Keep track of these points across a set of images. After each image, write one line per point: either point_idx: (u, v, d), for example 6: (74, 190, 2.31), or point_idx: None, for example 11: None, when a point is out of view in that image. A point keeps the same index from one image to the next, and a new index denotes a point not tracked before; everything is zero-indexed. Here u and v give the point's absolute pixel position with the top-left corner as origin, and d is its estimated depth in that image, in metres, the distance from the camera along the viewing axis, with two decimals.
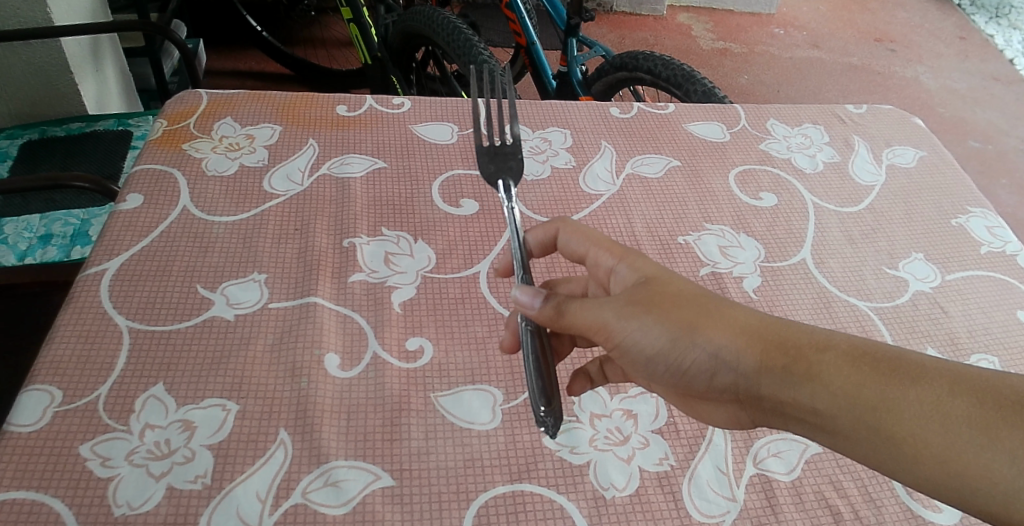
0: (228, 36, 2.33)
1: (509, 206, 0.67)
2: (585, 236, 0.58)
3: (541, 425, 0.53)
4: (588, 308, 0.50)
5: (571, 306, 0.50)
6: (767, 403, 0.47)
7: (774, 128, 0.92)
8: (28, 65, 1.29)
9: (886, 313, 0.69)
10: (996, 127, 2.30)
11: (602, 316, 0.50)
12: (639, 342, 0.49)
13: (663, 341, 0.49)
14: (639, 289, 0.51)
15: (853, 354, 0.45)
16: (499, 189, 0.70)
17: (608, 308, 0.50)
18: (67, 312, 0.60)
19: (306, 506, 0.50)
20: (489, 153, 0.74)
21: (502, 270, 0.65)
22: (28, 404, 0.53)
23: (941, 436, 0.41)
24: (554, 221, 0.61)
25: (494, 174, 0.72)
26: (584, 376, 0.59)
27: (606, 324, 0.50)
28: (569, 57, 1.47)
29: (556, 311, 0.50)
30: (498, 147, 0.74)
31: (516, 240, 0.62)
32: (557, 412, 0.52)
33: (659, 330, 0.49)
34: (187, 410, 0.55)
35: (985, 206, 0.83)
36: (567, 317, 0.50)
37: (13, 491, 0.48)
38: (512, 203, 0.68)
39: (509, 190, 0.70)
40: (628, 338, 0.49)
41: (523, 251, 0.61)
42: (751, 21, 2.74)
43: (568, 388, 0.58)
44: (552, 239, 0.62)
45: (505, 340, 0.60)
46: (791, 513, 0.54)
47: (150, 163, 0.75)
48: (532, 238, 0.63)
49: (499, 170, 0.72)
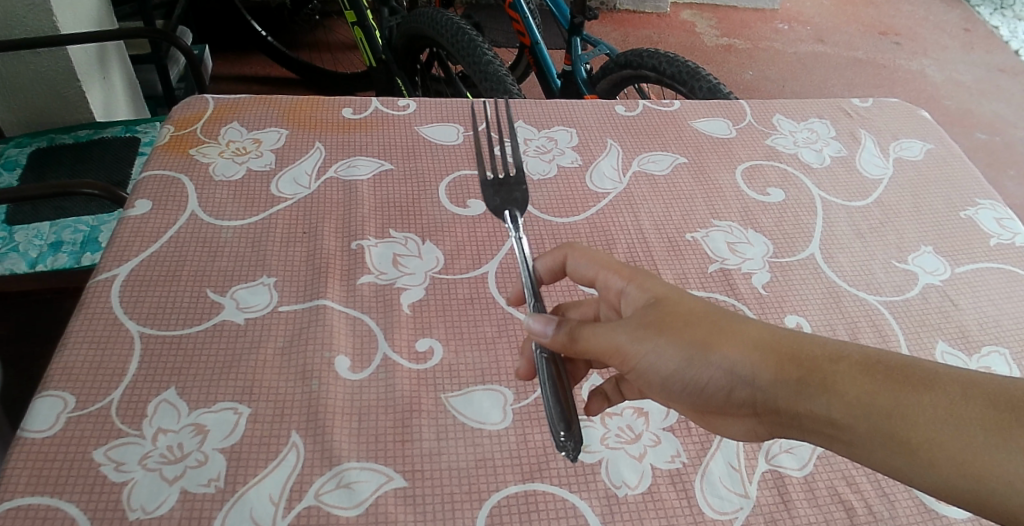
0: (233, 42, 2.34)
1: (516, 238, 0.69)
2: (593, 259, 0.58)
3: (563, 450, 0.54)
4: (601, 333, 0.50)
5: (584, 331, 0.50)
6: (785, 416, 0.47)
7: (781, 123, 0.91)
8: (37, 74, 1.30)
9: (896, 307, 0.69)
10: (1003, 119, 2.28)
11: (616, 339, 0.49)
12: (654, 364, 0.49)
13: (678, 361, 0.48)
14: (649, 310, 0.50)
15: (866, 363, 0.44)
16: (506, 219, 0.72)
17: (622, 332, 0.49)
18: (78, 320, 0.60)
19: (319, 508, 0.50)
20: (494, 186, 0.77)
21: (514, 298, 0.64)
22: (41, 409, 0.53)
23: (956, 439, 0.41)
24: (561, 247, 0.61)
25: (500, 205, 0.74)
26: (601, 395, 0.57)
27: (620, 347, 0.49)
28: (575, 55, 1.46)
29: (569, 337, 0.50)
30: (503, 178, 0.77)
31: (528, 272, 0.63)
32: (577, 436, 0.53)
33: (673, 350, 0.48)
34: (200, 414, 0.55)
35: (994, 198, 0.83)
36: (580, 343, 0.50)
37: (29, 497, 0.49)
38: (518, 232, 0.71)
39: (515, 220, 0.72)
40: (643, 360, 0.49)
41: (534, 279, 0.62)
42: (755, 17, 2.74)
43: (587, 409, 0.57)
44: (561, 265, 0.61)
45: (519, 368, 0.58)
46: (804, 509, 0.54)
47: (158, 169, 0.75)
48: (540, 265, 0.62)
49: (504, 202, 0.74)
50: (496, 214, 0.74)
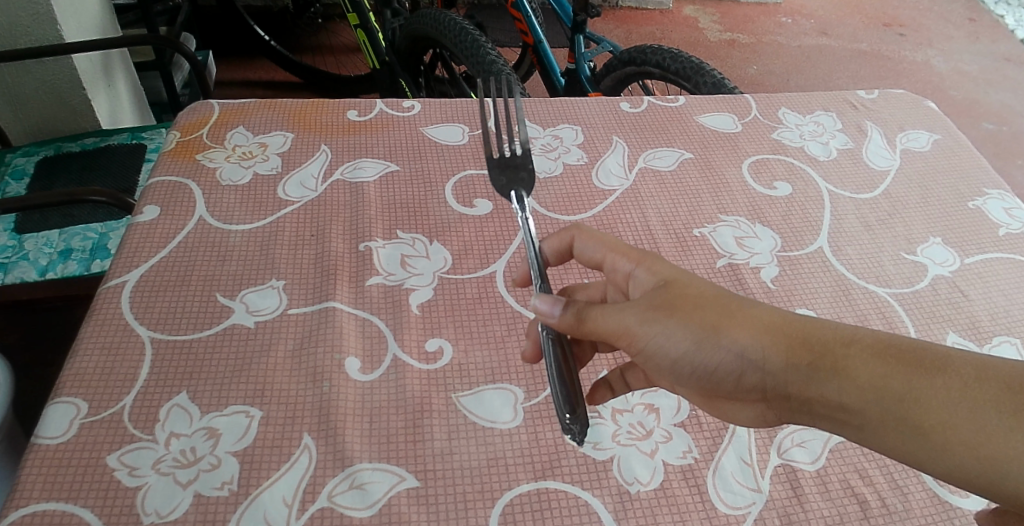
0: (237, 47, 2.34)
1: (522, 216, 0.68)
2: (600, 241, 0.58)
3: (568, 433, 0.52)
4: (610, 314, 0.50)
5: (592, 312, 0.50)
6: (795, 401, 0.46)
7: (786, 116, 0.91)
8: (43, 83, 1.31)
9: (906, 299, 0.69)
10: (1010, 108, 2.27)
11: (625, 321, 0.49)
12: (663, 347, 0.49)
13: (687, 344, 0.48)
14: (659, 292, 0.50)
15: (877, 347, 0.44)
16: (511, 200, 0.72)
17: (631, 314, 0.49)
18: (89, 326, 0.60)
19: (332, 509, 0.51)
20: (500, 165, 0.76)
21: (520, 279, 0.64)
22: (55, 416, 0.54)
23: (971, 421, 0.41)
24: (568, 229, 0.61)
25: (506, 186, 0.74)
26: (606, 385, 0.58)
27: (629, 329, 0.49)
28: (577, 53, 1.46)
29: (577, 317, 0.51)
30: (509, 159, 0.76)
31: (534, 251, 0.62)
32: (582, 420, 0.51)
33: (683, 333, 0.48)
34: (212, 417, 0.55)
35: (1003, 187, 0.82)
36: (589, 323, 0.50)
37: (44, 503, 0.49)
38: (525, 211, 0.70)
39: (520, 200, 0.72)
40: (651, 343, 0.49)
41: (539, 260, 0.61)
42: (758, 11, 2.73)
43: (591, 398, 0.58)
44: (568, 247, 0.61)
45: (526, 350, 0.59)
46: (817, 503, 0.54)
47: (165, 175, 0.76)
48: (547, 247, 0.62)
49: (510, 181, 0.74)
50: (502, 194, 0.74)
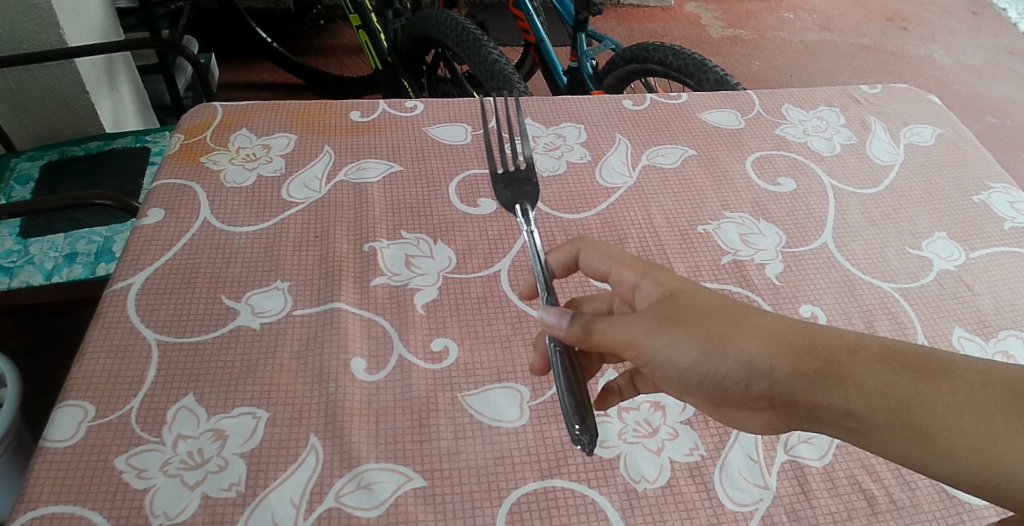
0: (239, 50, 2.35)
1: (528, 230, 0.66)
2: (606, 253, 0.57)
3: (579, 443, 0.52)
4: (616, 326, 0.50)
5: (599, 324, 0.50)
6: (802, 408, 0.46)
7: (789, 112, 0.91)
8: (46, 88, 1.32)
9: (911, 294, 0.69)
10: (1014, 102, 2.26)
11: (632, 333, 0.49)
12: (670, 357, 0.49)
13: (695, 354, 0.48)
14: (665, 304, 0.50)
15: (883, 353, 0.44)
16: (517, 213, 0.70)
17: (637, 326, 0.49)
18: (95, 329, 0.61)
19: (339, 509, 0.51)
20: (504, 180, 0.74)
21: (527, 292, 0.64)
22: (62, 419, 0.54)
23: (977, 426, 0.40)
24: (574, 241, 0.60)
25: (511, 199, 0.72)
26: (615, 392, 0.57)
27: (636, 340, 0.49)
28: (580, 51, 1.45)
29: (584, 329, 0.50)
30: (513, 172, 0.75)
31: (539, 264, 0.62)
32: (592, 429, 0.51)
33: (690, 344, 0.48)
34: (219, 419, 0.55)
35: (1008, 181, 0.82)
36: (596, 335, 0.50)
37: (53, 506, 0.49)
38: (531, 225, 0.68)
39: (527, 213, 0.70)
40: (659, 354, 0.49)
41: (546, 272, 0.61)
42: (761, 7, 2.72)
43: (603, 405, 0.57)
44: (574, 259, 0.60)
45: (533, 362, 0.58)
46: (824, 499, 0.53)
47: (169, 178, 0.76)
48: (553, 259, 0.61)
49: (515, 195, 0.72)
50: (508, 209, 0.72)
